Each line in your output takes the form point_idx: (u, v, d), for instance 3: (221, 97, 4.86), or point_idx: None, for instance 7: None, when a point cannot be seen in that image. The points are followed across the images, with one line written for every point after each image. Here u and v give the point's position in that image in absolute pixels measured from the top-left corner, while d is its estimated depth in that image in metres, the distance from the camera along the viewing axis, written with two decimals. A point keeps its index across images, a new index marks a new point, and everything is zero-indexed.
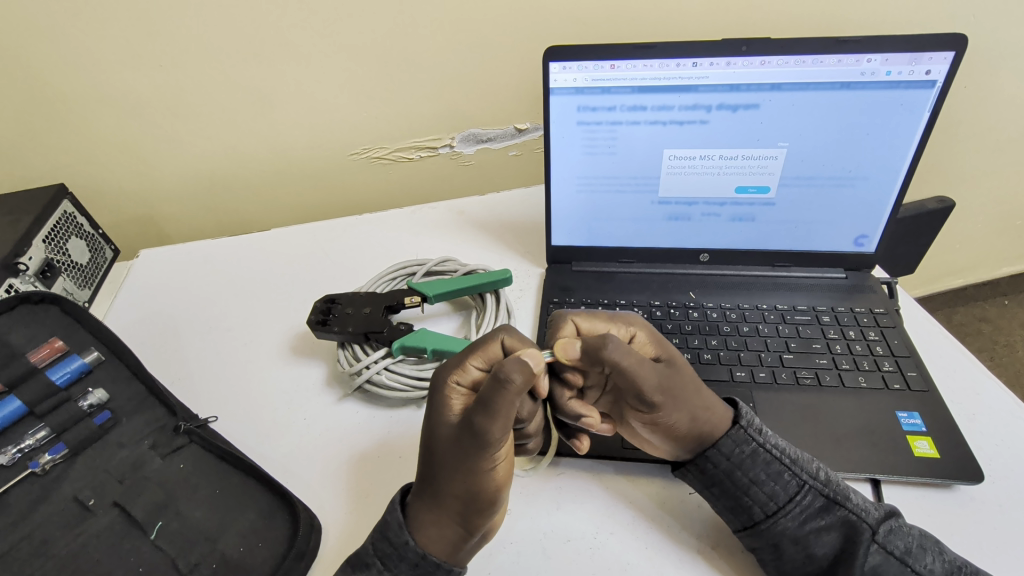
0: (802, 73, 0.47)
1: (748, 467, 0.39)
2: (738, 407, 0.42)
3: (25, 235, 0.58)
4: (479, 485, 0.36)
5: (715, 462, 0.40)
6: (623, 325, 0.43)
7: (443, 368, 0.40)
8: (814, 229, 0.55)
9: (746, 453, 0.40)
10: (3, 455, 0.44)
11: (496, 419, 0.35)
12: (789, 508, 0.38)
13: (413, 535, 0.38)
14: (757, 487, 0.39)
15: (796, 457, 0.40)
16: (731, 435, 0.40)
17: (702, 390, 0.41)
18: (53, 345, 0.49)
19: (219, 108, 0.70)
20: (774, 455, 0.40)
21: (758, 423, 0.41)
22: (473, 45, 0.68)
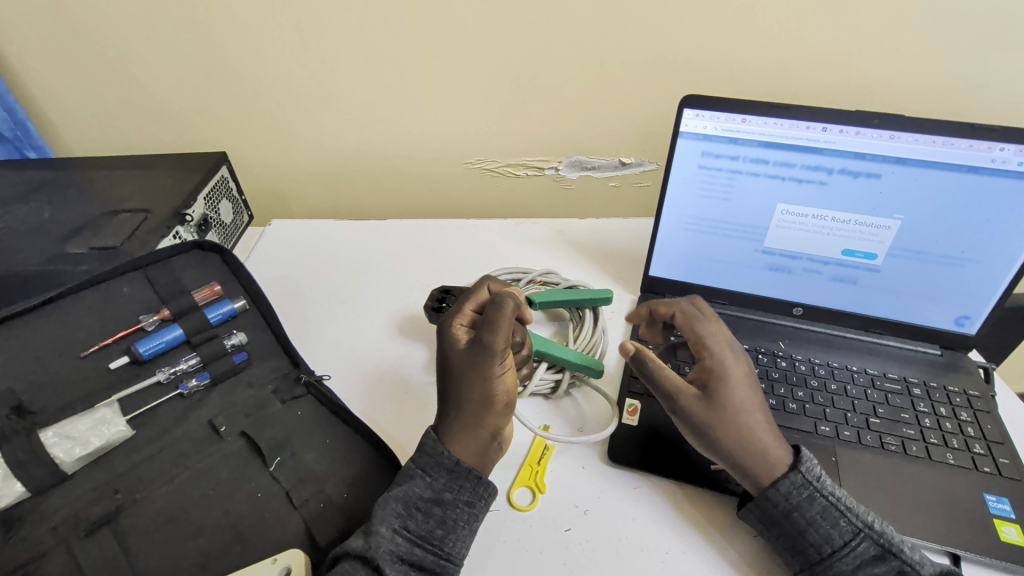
0: (930, 152, 0.49)
1: (805, 509, 0.42)
2: (799, 453, 0.44)
3: (193, 191, 0.67)
4: (493, 394, 0.44)
5: (774, 502, 0.43)
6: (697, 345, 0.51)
7: (446, 317, 0.49)
8: (915, 301, 0.56)
9: (803, 496, 0.42)
10: (162, 372, 0.52)
11: (498, 329, 0.45)
12: (843, 552, 0.41)
13: (444, 444, 0.44)
14: (814, 528, 0.41)
15: (851, 504, 0.42)
16: (788, 478, 0.43)
17: (737, 412, 0.46)
18: (213, 289, 0.57)
19: (363, 106, 0.79)
20: (831, 501, 0.42)
21: (818, 471, 0.44)
22: (600, 81, 0.73)
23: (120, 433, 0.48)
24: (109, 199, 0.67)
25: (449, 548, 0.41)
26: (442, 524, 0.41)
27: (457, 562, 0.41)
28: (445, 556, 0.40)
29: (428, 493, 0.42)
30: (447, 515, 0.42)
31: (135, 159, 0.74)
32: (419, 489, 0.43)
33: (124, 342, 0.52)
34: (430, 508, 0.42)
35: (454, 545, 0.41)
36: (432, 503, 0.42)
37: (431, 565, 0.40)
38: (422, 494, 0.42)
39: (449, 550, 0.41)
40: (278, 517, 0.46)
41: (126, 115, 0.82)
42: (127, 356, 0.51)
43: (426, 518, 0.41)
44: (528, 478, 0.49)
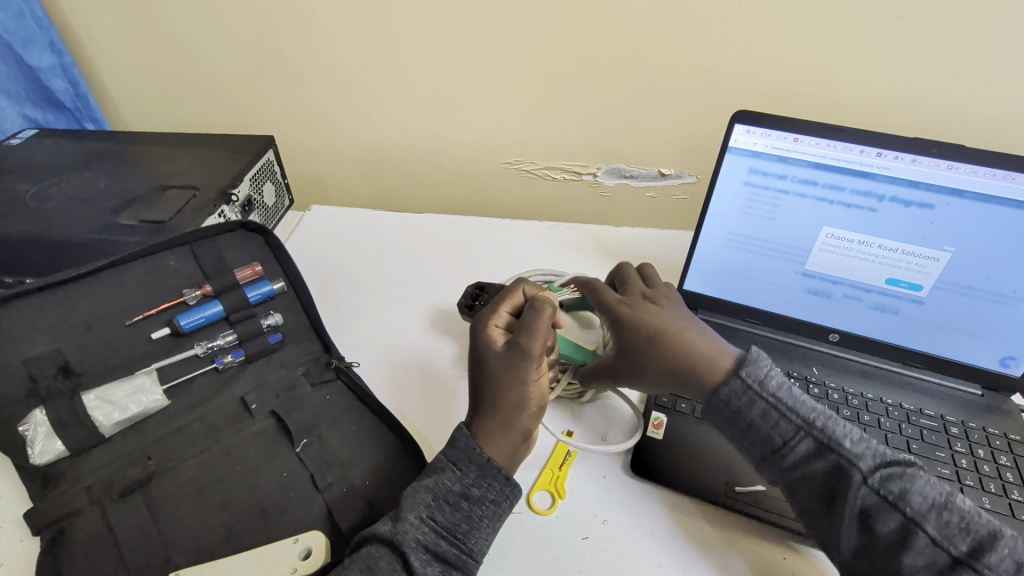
0: (989, 185, 0.48)
1: (746, 411, 0.43)
2: (747, 358, 0.44)
3: (240, 172, 0.69)
4: (529, 396, 0.44)
5: (719, 404, 0.44)
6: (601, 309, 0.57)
7: (480, 317, 0.49)
8: (959, 338, 0.54)
9: (746, 400, 0.43)
10: (200, 346, 0.53)
11: (535, 335, 0.45)
12: (786, 450, 0.41)
13: (477, 440, 0.43)
14: (756, 429, 0.42)
15: (795, 405, 0.42)
16: (729, 385, 0.44)
17: (643, 337, 0.51)
18: (254, 269, 0.58)
19: (409, 100, 0.80)
20: (771, 403, 0.42)
21: (764, 374, 0.43)
22: (646, 91, 0.73)
23: (156, 402, 0.50)
24: (160, 174, 0.69)
25: (471, 544, 0.40)
26: (468, 518, 0.41)
27: (478, 559, 0.40)
28: (467, 552, 0.40)
29: (457, 486, 0.42)
30: (473, 510, 0.41)
31: (187, 137, 0.76)
32: (449, 482, 0.42)
33: (166, 313, 0.53)
34: (458, 501, 0.41)
35: (476, 542, 0.40)
36: (460, 497, 0.41)
37: (454, 559, 0.39)
38: (452, 487, 0.41)
39: (470, 547, 0.40)
40: (301, 497, 0.47)
41: (181, 93, 0.85)
42: (168, 327, 0.52)
43: (453, 511, 0.41)
44: (548, 481, 0.49)
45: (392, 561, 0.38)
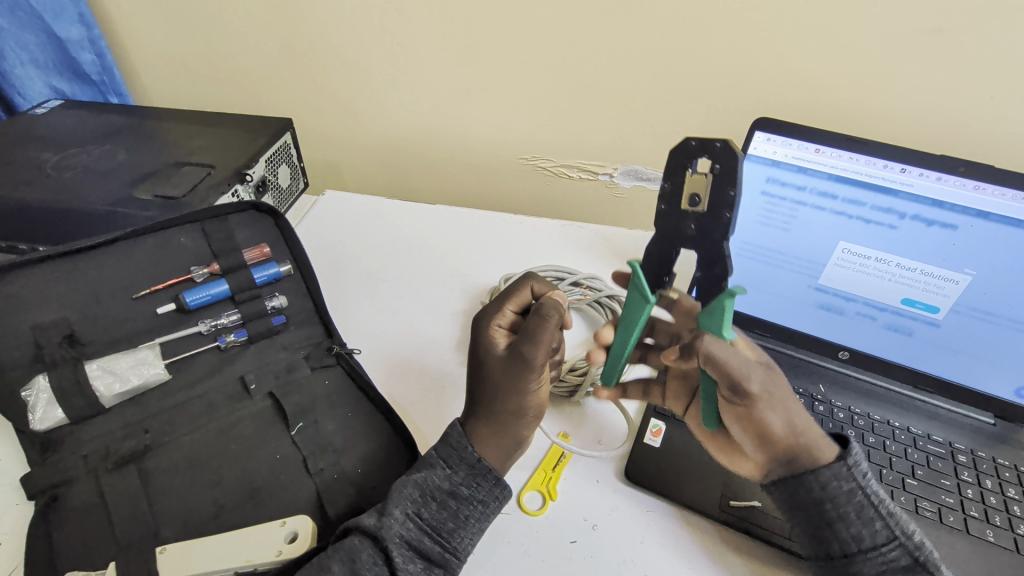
0: (1016, 209, 0.46)
1: (840, 502, 0.40)
2: (847, 446, 0.42)
3: (256, 153, 0.69)
4: (526, 404, 0.43)
5: (804, 488, 0.41)
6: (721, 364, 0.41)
7: (484, 313, 0.47)
8: (974, 364, 0.53)
9: (843, 490, 0.40)
10: (204, 324, 0.54)
11: (538, 344, 0.43)
12: (871, 554, 0.39)
13: (471, 441, 0.43)
14: (844, 524, 0.40)
15: (892, 509, 0.40)
16: (833, 468, 0.40)
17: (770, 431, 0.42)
18: (262, 250, 0.58)
19: (428, 89, 0.79)
20: (870, 500, 0.40)
21: (864, 467, 0.41)
22: (669, 93, 0.71)
23: (157, 376, 0.50)
24: (178, 151, 0.69)
25: (456, 543, 0.41)
26: (454, 517, 0.41)
27: (462, 558, 0.41)
28: (450, 550, 0.40)
29: (446, 484, 0.42)
30: (460, 509, 0.41)
31: (207, 116, 0.76)
32: (437, 479, 0.42)
33: (172, 290, 0.53)
34: (445, 500, 0.41)
35: (461, 541, 0.41)
36: (447, 495, 0.42)
37: (436, 557, 0.40)
38: (440, 485, 0.42)
39: (455, 546, 0.41)
40: (292, 480, 0.47)
41: (204, 71, 0.85)
42: (174, 303, 0.53)
43: (440, 509, 0.41)
44: (541, 482, 0.49)
45: (373, 555, 0.39)
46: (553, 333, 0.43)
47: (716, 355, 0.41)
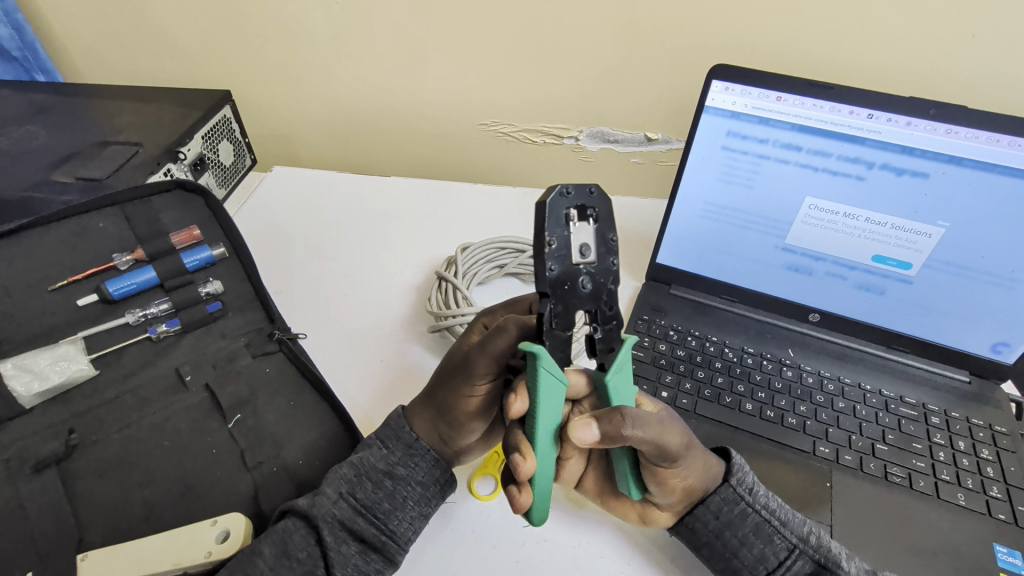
0: (991, 153, 0.43)
1: (736, 527, 0.38)
2: (730, 462, 0.40)
3: (190, 128, 0.65)
4: (462, 404, 0.42)
5: (704, 522, 0.39)
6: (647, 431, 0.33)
7: (485, 309, 0.47)
8: (949, 321, 0.50)
9: (734, 513, 0.38)
10: (132, 315, 0.50)
11: (483, 353, 0.40)
12: (777, 572, 0.37)
13: (408, 420, 0.44)
14: (747, 548, 0.38)
15: (786, 519, 0.38)
16: (720, 493, 0.39)
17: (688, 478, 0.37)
18: (191, 232, 0.55)
19: (375, 52, 0.74)
20: (763, 516, 0.38)
21: (751, 481, 0.40)
22: (630, 46, 0.66)
23: (82, 372, 0.47)
24: (105, 128, 0.64)
25: (393, 525, 0.40)
26: (391, 498, 0.40)
27: (399, 542, 0.40)
28: (387, 533, 0.39)
29: (382, 464, 0.41)
30: (397, 490, 0.41)
31: (138, 90, 0.71)
32: (374, 458, 0.41)
33: (94, 279, 0.50)
34: (381, 480, 0.41)
35: (398, 523, 0.40)
36: (383, 475, 0.41)
37: (372, 539, 0.39)
38: (376, 464, 0.41)
39: (392, 527, 0.40)
40: (228, 476, 0.45)
41: (137, 43, 0.79)
42: (96, 294, 0.49)
43: (375, 488, 0.40)
44: (493, 465, 0.46)
45: (307, 535, 0.38)
46: (501, 347, 0.39)
47: (649, 431, 0.34)
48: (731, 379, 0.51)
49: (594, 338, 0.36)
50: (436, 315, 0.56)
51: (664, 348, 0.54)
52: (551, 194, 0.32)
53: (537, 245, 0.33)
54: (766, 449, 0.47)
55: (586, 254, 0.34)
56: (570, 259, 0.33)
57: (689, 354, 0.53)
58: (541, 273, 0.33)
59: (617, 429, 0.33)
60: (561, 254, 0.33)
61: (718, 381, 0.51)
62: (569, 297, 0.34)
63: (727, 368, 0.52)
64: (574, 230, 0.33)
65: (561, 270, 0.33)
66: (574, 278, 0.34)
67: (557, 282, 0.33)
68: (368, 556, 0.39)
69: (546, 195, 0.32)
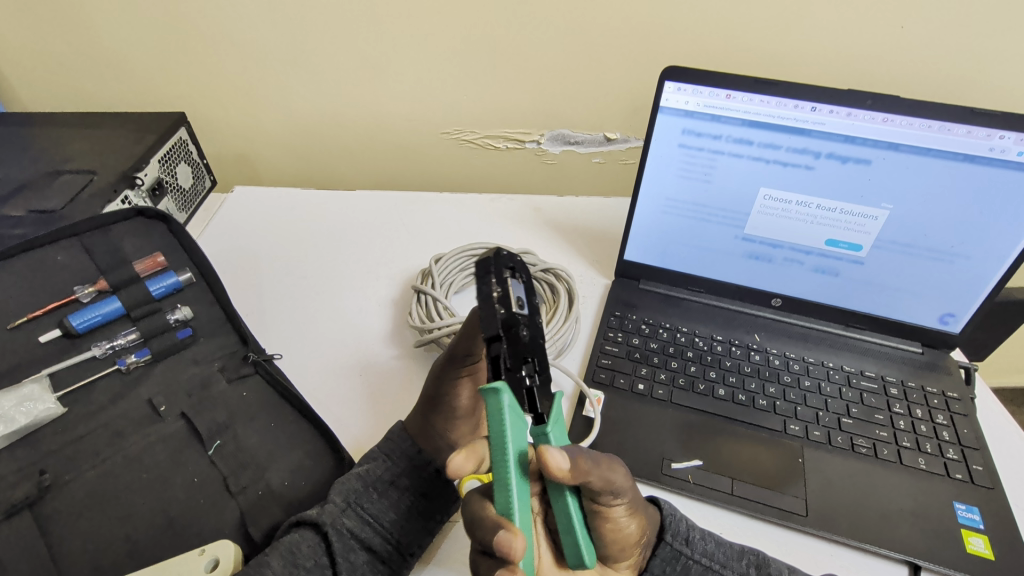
0: (925, 138, 0.46)
1: None
2: (665, 514, 0.41)
3: (145, 153, 0.63)
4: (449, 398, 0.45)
5: None
6: (603, 469, 0.35)
7: None
8: (899, 296, 0.53)
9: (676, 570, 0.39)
10: (99, 347, 0.49)
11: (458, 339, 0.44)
12: None
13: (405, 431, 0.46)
14: None
15: (724, 559, 0.40)
16: (660, 554, 0.40)
17: (636, 524, 0.37)
18: (155, 260, 0.54)
19: (332, 68, 0.74)
20: (704, 565, 0.39)
21: (686, 529, 0.41)
22: (584, 50, 0.68)
23: (49, 411, 0.45)
24: (56, 158, 0.63)
25: (398, 535, 0.41)
26: (395, 508, 0.42)
27: (404, 551, 0.41)
28: (393, 543, 0.41)
29: (387, 475, 0.43)
30: (400, 499, 0.43)
31: (87, 116, 0.69)
32: (379, 470, 0.43)
33: (56, 314, 0.48)
34: (386, 490, 0.43)
35: (402, 532, 0.42)
36: (389, 486, 0.43)
37: (378, 548, 0.41)
38: (381, 476, 0.43)
39: (397, 538, 0.41)
40: (211, 505, 0.44)
41: (82, 68, 0.77)
42: (59, 329, 0.48)
43: (381, 498, 0.42)
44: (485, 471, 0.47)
45: (315, 545, 0.40)
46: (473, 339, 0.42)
47: (602, 466, 0.35)
48: (703, 367, 0.53)
49: (533, 390, 0.33)
50: (419, 329, 0.56)
51: (637, 341, 0.55)
52: (495, 248, 0.34)
53: (481, 292, 0.33)
54: (742, 432, 0.48)
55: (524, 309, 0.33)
56: (515, 308, 0.33)
57: (662, 346, 0.55)
58: (489, 320, 0.32)
59: (580, 478, 0.33)
60: (505, 300, 0.32)
61: (691, 370, 0.53)
62: (515, 346, 0.32)
63: (699, 357, 0.54)
64: (513, 285, 0.33)
65: (507, 314, 0.32)
66: (519, 328, 0.33)
67: (507, 326, 0.32)
68: (374, 565, 0.40)
69: (489, 251, 0.33)
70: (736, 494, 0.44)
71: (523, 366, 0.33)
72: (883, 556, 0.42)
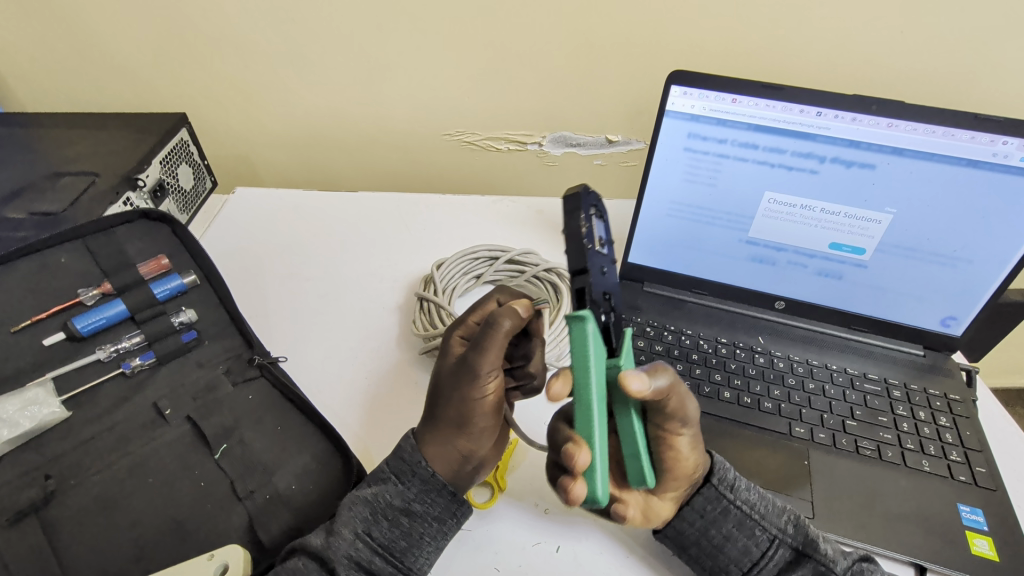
0: (929, 143, 0.46)
1: (720, 523, 0.40)
2: (714, 460, 0.41)
3: (146, 154, 0.62)
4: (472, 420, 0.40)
5: (690, 522, 0.41)
6: (682, 394, 0.36)
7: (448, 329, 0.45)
8: (900, 299, 0.54)
9: (717, 511, 0.40)
10: (103, 351, 0.49)
11: (485, 355, 0.39)
12: (762, 563, 0.39)
13: (423, 456, 0.41)
14: (729, 544, 0.40)
15: (765, 512, 0.40)
16: (703, 493, 0.40)
17: (696, 455, 0.39)
18: (160, 262, 0.53)
19: (334, 69, 0.73)
20: (744, 511, 0.40)
21: (732, 477, 0.41)
22: (586, 54, 0.68)
23: (53, 415, 0.45)
24: (55, 159, 0.62)
25: (410, 561, 0.40)
26: (407, 536, 0.40)
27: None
28: (404, 570, 0.39)
29: (398, 501, 0.40)
30: (414, 527, 0.40)
31: (86, 117, 0.68)
32: (389, 496, 0.40)
33: (60, 317, 0.48)
34: (397, 518, 0.40)
35: (415, 559, 0.40)
36: (400, 513, 0.40)
37: None
38: (392, 501, 0.40)
39: (409, 565, 0.40)
40: (219, 509, 0.44)
41: (81, 68, 0.77)
42: (63, 332, 0.47)
43: (392, 527, 0.40)
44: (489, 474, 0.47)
45: None
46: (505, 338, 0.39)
47: (681, 392, 0.36)
48: (707, 369, 0.54)
49: (609, 324, 0.35)
50: (424, 336, 0.56)
51: (642, 344, 0.55)
52: (583, 186, 0.35)
53: (570, 226, 0.35)
54: (747, 435, 0.49)
55: (604, 247, 0.36)
56: (597, 243, 0.35)
57: (668, 348, 0.55)
58: (576, 254, 0.35)
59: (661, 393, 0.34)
60: (591, 233, 0.35)
61: (696, 373, 0.53)
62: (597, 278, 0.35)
63: (703, 360, 0.54)
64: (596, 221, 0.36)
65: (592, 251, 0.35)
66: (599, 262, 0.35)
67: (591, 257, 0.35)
68: None
69: (578, 187, 0.35)
70: None
71: (603, 301, 0.35)
72: (889, 557, 0.42)
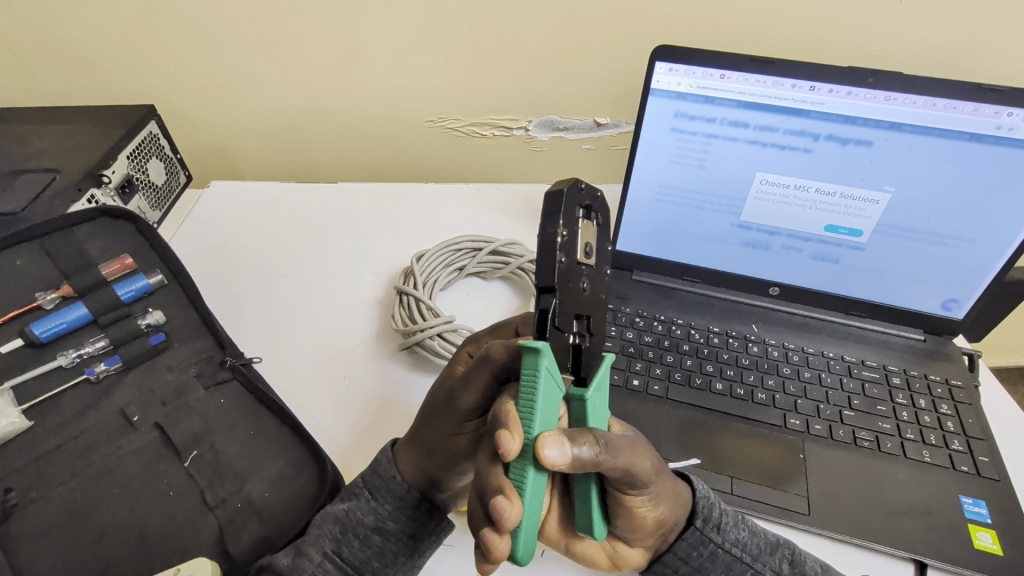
0: (929, 116, 0.44)
1: (706, 569, 0.37)
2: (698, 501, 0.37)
3: (111, 149, 0.60)
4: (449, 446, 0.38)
5: (674, 567, 0.37)
6: (626, 459, 0.30)
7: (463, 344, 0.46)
8: (900, 282, 0.51)
9: (702, 556, 0.37)
10: (65, 357, 0.46)
11: (471, 388, 0.36)
12: None
13: (394, 466, 0.40)
14: None
15: (757, 552, 0.38)
16: (686, 538, 0.37)
17: (659, 510, 0.34)
18: (124, 262, 0.51)
19: (308, 56, 0.70)
20: (735, 555, 0.37)
21: (718, 516, 0.38)
22: (570, 32, 0.65)
23: (13, 427, 0.42)
24: (16, 156, 0.59)
25: None
26: (379, 555, 0.38)
27: None
28: None
29: (369, 519, 0.38)
30: (387, 547, 0.38)
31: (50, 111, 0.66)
32: (361, 513, 0.38)
33: (19, 322, 0.46)
34: (369, 537, 0.38)
35: None
36: (371, 532, 0.38)
37: None
38: (364, 520, 0.38)
39: None
40: (189, 519, 0.42)
41: (45, 60, 0.73)
42: (21, 338, 0.45)
43: (363, 547, 0.38)
44: None
45: None
46: (491, 375, 0.35)
47: (625, 454, 0.30)
48: (699, 360, 0.51)
49: (580, 348, 0.32)
50: (402, 332, 0.54)
51: (631, 336, 0.53)
52: (569, 183, 0.31)
53: (547, 234, 0.30)
54: (741, 428, 0.47)
55: (588, 256, 0.32)
56: (576, 255, 0.31)
57: (658, 339, 0.53)
58: (547, 268, 0.30)
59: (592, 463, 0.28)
60: (569, 246, 0.31)
61: (688, 364, 0.51)
62: (573, 295, 0.31)
63: (695, 350, 0.52)
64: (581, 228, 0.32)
65: (568, 263, 0.31)
66: (578, 275, 0.31)
67: (565, 272, 0.30)
68: None
69: (563, 184, 0.31)
70: (736, 494, 0.43)
71: (574, 324, 0.32)
72: (887, 553, 0.40)
